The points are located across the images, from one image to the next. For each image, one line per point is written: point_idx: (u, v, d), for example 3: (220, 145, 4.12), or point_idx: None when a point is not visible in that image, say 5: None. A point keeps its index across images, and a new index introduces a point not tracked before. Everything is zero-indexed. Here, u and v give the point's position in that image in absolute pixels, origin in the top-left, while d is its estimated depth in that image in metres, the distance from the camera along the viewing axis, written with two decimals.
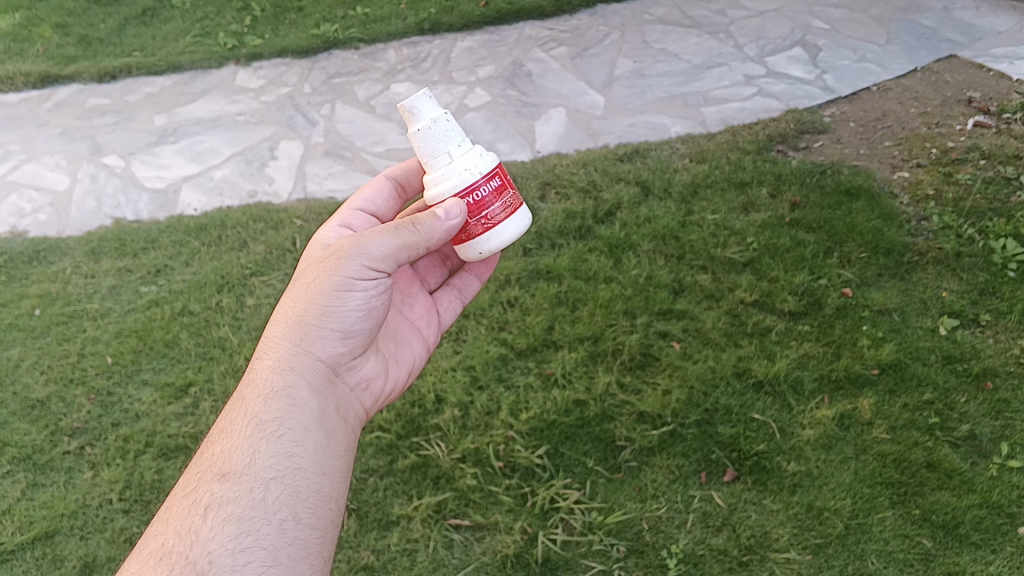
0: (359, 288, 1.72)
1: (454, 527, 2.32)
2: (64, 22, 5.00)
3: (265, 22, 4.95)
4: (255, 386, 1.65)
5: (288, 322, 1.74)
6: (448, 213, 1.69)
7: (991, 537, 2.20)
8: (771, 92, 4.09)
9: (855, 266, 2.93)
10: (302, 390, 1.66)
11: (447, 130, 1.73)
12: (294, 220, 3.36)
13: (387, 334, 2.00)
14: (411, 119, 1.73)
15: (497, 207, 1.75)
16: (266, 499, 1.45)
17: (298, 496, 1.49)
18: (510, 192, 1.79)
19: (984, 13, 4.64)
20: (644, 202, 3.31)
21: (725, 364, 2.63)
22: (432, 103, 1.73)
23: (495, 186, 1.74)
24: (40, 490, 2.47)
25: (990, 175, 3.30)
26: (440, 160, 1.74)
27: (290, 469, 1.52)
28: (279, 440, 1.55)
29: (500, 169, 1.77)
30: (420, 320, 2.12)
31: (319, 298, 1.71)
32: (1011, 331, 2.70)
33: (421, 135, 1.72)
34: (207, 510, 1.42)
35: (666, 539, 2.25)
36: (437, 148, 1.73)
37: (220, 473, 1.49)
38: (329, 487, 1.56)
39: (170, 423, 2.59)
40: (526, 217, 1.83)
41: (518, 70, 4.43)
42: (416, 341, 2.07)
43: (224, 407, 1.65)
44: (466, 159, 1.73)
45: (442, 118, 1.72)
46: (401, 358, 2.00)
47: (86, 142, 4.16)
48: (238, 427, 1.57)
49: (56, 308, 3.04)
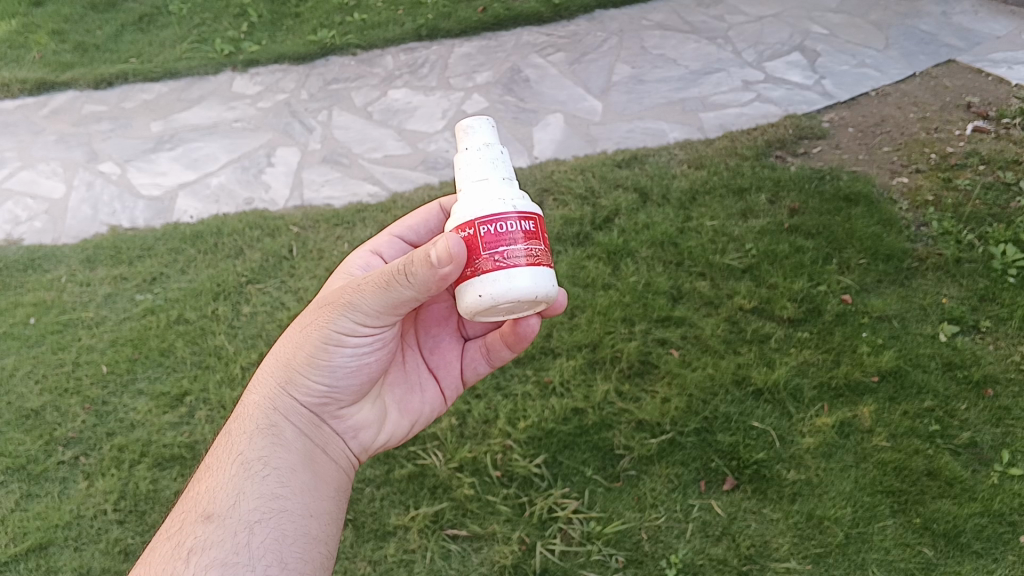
0: (349, 343, 1.63)
1: (451, 537, 2.30)
2: (60, 29, 4.98)
3: (262, 29, 4.94)
4: (240, 425, 1.65)
5: (280, 360, 1.70)
6: (442, 257, 1.40)
7: (993, 546, 2.19)
8: (769, 98, 4.07)
9: (854, 273, 2.92)
10: (289, 431, 1.66)
11: (494, 157, 1.54)
12: (291, 227, 3.36)
13: (397, 379, 1.90)
14: (463, 141, 1.57)
15: (518, 250, 1.44)
16: (250, 544, 1.45)
17: (284, 540, 1.50)
18: (543, 247, 1.49)
19: (982, 18, 4.64)
20: (643, 208, 3.29)
21: (724, 372, 2.61)
22: (492, 132, 1.57)
23: (527, 228, 1.46)
24: (34, 501, 2.45)
25: (989, 180, 3.29)
26: (476, 182, 1.51)
27: (274, 512, 1.52)
28: (264, 482, 1.56)
29: (539, 221, 1.50)
30: (441, 368, 1.98)
31: (309, 345, 1.65)
32: (1012, 337, 2.69)
33: (465, 155, 1.55)
34: (190, 554, 1.41)
35: (666, 549, 2.23)
36: (477, 172, 1.52)
37: (205, 515, 1.49)
38: (312, 529, 1.57)
39: (165, 432, 2.57)
40: (552, 284, 1.49)
41: (516, 76, 4.41)
42: (430, 389, 1.96)
43: (211, 446, 1.65)
44: (500, 190, 1.49)
45: (495, 146, 1.55)
46: (409, 406, 1.90)
47: (82, 149, 4.14)
48: (222, 467, 1.58)
49: (51, 316, 3.02)
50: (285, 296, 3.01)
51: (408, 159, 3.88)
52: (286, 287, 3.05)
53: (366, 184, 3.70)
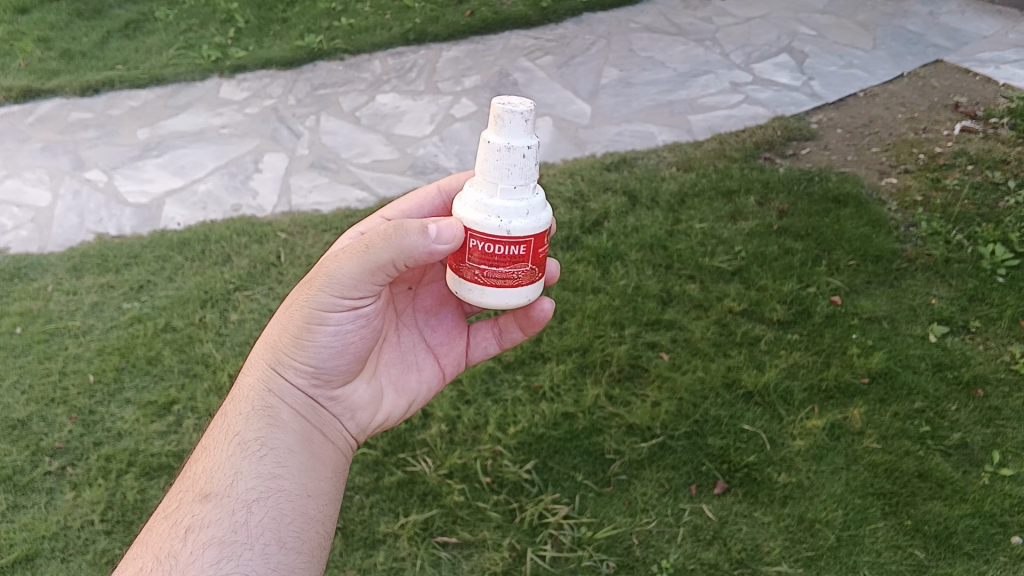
0: (333, 323, 1.63)
1: (441, 544, 2.28)
2: (45, 36, 4.96)
3: (249, 34, 4.93)
4: (236, 405, 1.67)
5: (269, 342, 1.71)
6: (438, 237, 1.48)
7: (985, 547, 2.18)
8: (757, 99, 4.07)
9: (844, 274, 2.91)
10: (284, 411, 1.67)
11: (512, 164, 1.46)
12: (279, 234, 3.34)
13: (392, 358, 1.88)
14: (493, 127, 1.46)
15: (500, 271, 1.52)
16: (248, 523, 1.48)
17: (281, 519, 1.53)
18: (530, 267, 1.54)
19: (969, 18, 4.65)
20: (632, 211, 3.29)
21: (714, 375, 2.60)
22: (524, 129, 1.45)
23: (516, 253, 1.50)
24: (20, 512, 2.42)
25: (978, 180, 3.29)
26: (487, 184, 1.49)
27: (271, 492, 1.54)
28: (260, 462, 1.57)
29: (536, 240, 1.51)
30: (441, 348, 1.96)
31: (294, 324, 1.66)
32: (1002, 337, 2.69)
33: (486, 150, 1.47)
34: (187, 533, 1.43)
35: (657, 554, 2.22)
36: (489, 173, 1.48)
37: (202, 494, 1.51)
38: (312, 509, 1.60)
39: (153, 442, 2.55)
40: (529, 298, 1.58)
41: (504, 79, 4.40)
42: (428, 368, 1.93)
43: (208, 426, 1.67)
44: (500, 209, 1.48)
45: (518, 152, 1.45)
46: (404, 386, 1.88)
47: (69, 157, 4.11)
48: (218, 447, 1.59)
49: (37, 325, 3.00)
50: (273, 303, 2.99)
51: (396, 164, 3.87)
52: (274, 294, 3.04)
53: (353, 190, 3.69)
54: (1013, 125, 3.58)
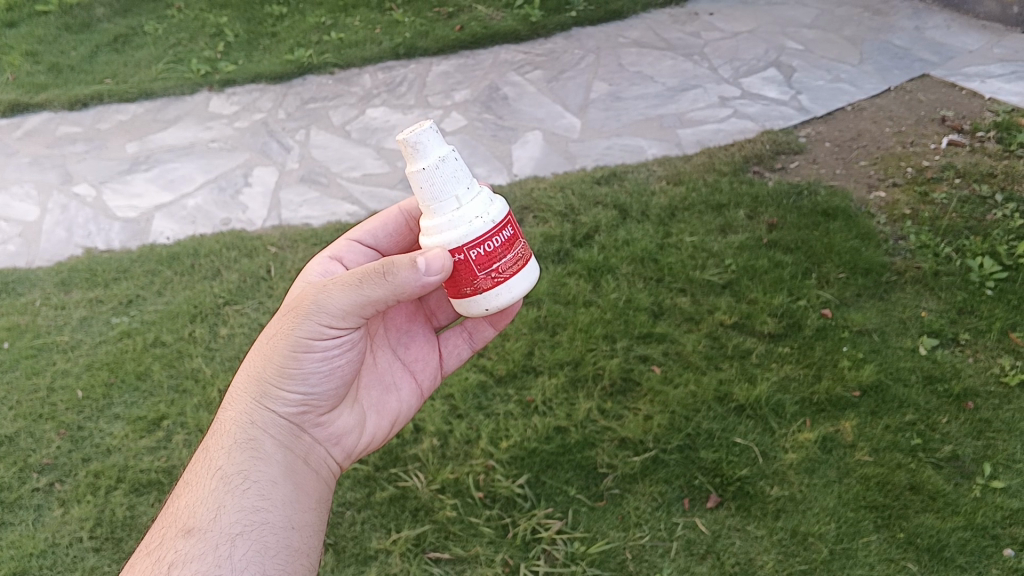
0: (316, 350, 1.66)
1: (433, 560, 2.27)
2: (34, 51, 4.98)
3: (239, 48, 4.92)
4: (219, 439, 1.67)
5: (251, 374, 1.72)
6: (428, 266, 1.51)
7: (977, 559, 2.18)
8: (746, 114, 4.09)
9: (833, 287, 2.92)
10: (267, 443, 1.67)
11: (452, 170, 1.55)
12: (268, 248, 3.34)
13: (371, 380, 1.89)
14: (413, 158, 1.55)
15: (507, 260, 1.59)
16: (232, 557, 1.46)
17: (265, 552, 1.52)
18: (519, 242, 1.62)
19: (955, 33, 4.69)
20: (622, 224, 3.29)
21: (706, 389, 2.60)
22: (439, 139, 1.55)
23: (505, 236, 1.58)
24: (7, 530, 2.41)
25: (966, 193, 3.30)
26: (446, 205, 1.56)
27: (257, 525, 1.54)
28: (244, 495, 1.57)
29: (510, 217, 1.61)
30: (415, 364, 1.99)
31: (278, 354, 1.67)
32: (991, 349, 2.70)
33: (425, 174, 1.54)
34: (170, 569, 1.41)
35: (650, 568, 2.22)
36: (438, 193, 1.55)
37: (184, 529, 1.50)
38: (298, 541, 1.61)
39: (142, 457, 2.53)
40: (532, 271, 1.66)
41: (494, 94, 4.42)
42: (405, 387, 1.95)
43: (189, 461, 1.66)
44: (474, 210, 1.55)
45: (450, 157, 1.54)
46: (385, 407, 1.90)
47: (57, 171, 4.11)
48: (202, 481, 1.59)
49: (25, 340, 2.99)
50: (263, 317, 2.98)
51: (386, 177, 3.87)
52: (264, 308, 3.02)
53: (344, 204, 3.68)
54: (999, 138, 3.61)
